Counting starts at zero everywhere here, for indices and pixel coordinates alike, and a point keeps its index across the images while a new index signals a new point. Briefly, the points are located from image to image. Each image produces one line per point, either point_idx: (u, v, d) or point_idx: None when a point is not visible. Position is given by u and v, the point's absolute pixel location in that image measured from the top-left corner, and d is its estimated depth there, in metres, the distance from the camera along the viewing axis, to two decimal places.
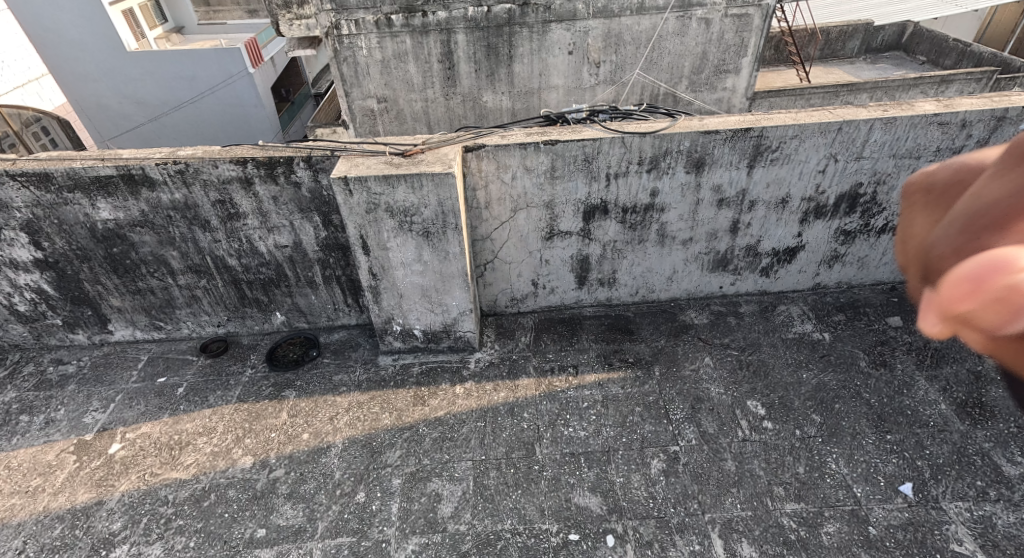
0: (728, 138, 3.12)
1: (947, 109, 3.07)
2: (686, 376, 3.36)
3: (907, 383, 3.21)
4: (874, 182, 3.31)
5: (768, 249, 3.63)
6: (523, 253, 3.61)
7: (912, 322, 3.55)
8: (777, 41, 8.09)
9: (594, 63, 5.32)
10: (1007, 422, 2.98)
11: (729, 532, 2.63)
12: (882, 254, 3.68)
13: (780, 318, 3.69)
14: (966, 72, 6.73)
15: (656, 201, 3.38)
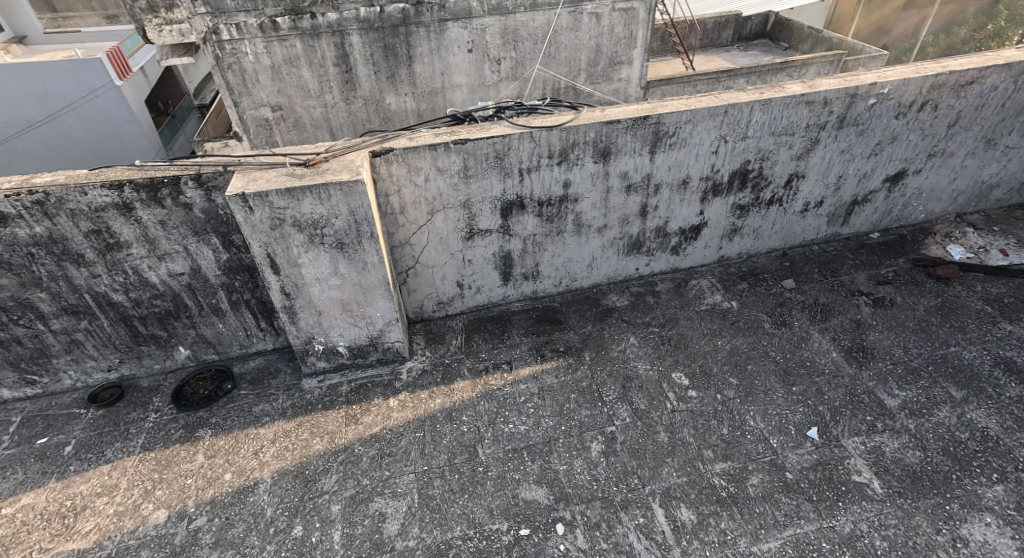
0: (629, 126, 3.24)
1: (812, 89, 3.39)
2: (614, 358, 3.46)
3: (805, 337, 3.49)
4: (761, 159, 3.59)
5: (676, 228, 3.83)
6: (444, 255, 3.54)
7: (804, 283, 3.89)
8: (662, 32, 8.54)
9: (495, 60, 5.33)
10: (885, 361, 3.30)
11: (668, 500, 2.71)
12: (773, 224, 4.01)
13: (693, 292, 3.91)
14: (822, 56, 7.51)
15: (570, 192, 3.44)
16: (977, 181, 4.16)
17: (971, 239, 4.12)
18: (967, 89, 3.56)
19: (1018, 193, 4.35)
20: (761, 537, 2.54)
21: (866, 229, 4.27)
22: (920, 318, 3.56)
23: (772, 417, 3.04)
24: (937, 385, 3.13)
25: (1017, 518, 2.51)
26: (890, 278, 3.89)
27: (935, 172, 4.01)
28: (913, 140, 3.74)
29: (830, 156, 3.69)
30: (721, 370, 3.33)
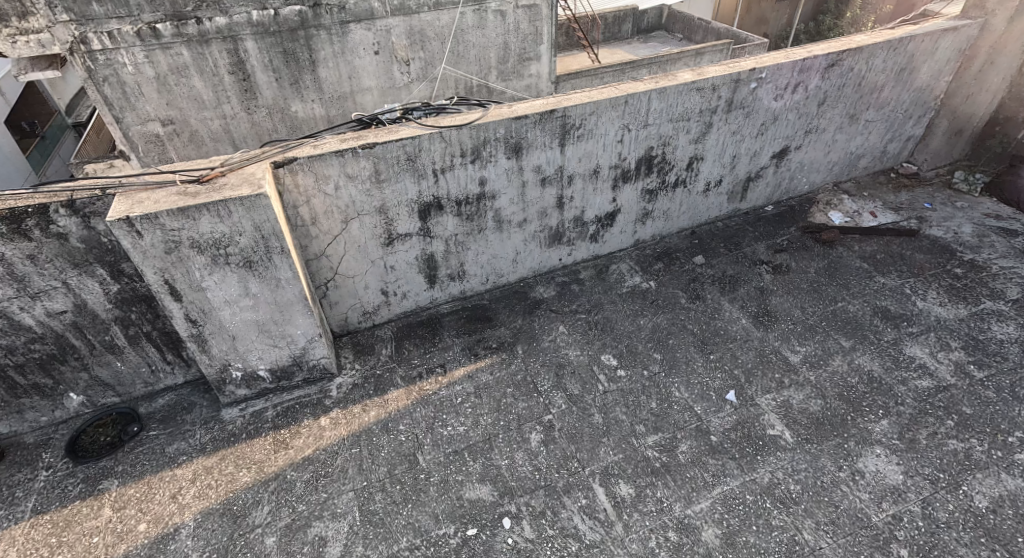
0: (537, 120, 3.29)
1: (701, 76, 3.61)
2: (546, 348, 3.53)
3: (717, 307, 3.73)
4: (663, 144, 3.78)
5: (592, 217, 3.95)
6: (364, 263, 3.44)
7: (713, 257, 4.15)
8: (566, 27, 8.75)
9: (403, 61, 5.24)
10: (788, 322, 3.59)
11: (607, 478, 2.81)
12: (680, 205, 4.25)
13: (614, 277, 4.06)
14: (713, 45, 8.01)
15: (486, 190, 3.45)
16: (848, 152, 4.63)
17: (847, 205, 4.57)
18: (833, 69, 3.94)
19: (881, 161, 4.88)
20: (694, 499, 2.69)
21: (761, 203, 4.63)
22: (813, 279, 3.90)
23: (694, 386, 3.22)
24: (831, 338, 3.46)
25: (901, 446, 2.83)
26: (785, 246, 4.23)
27: (814, 146, 4.41)
28: (793, 118, 4.09)
29: (724, 138, 3.95)
30: (646, 347, 3.49)
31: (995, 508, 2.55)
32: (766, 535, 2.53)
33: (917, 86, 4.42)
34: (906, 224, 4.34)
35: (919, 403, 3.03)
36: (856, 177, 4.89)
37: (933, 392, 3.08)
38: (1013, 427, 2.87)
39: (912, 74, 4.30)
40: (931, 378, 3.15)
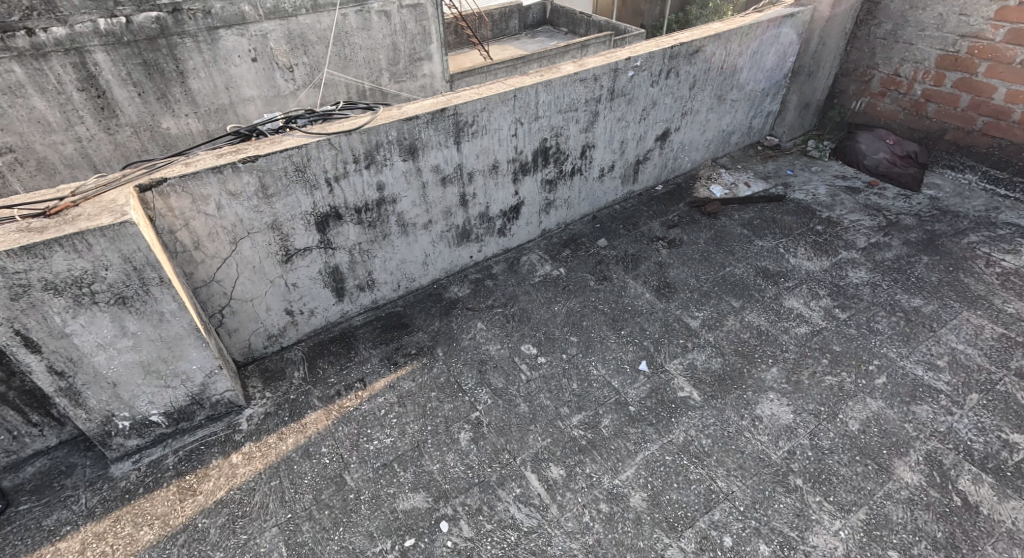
0: (429, 120, 3.27)
1: (582, 67, 3.76)
2: (466, 346, 3.54)
3: (623, 286, 3.94)
4: (555, 135, 3.91)
5: (497, 212, 4.00)
6: (262, 284, 3.25)
7: (614, 239, 4.36)
8: (453, 26, 8.72)
9: (285, 68, 4.99)
10: (687, 291, 3.87)
11: (538, 464, 2.88)
12: (579, 192, 4.41)
13: (525, 268, 4.15)
14: (596, 37, 8.33)
15: (385, 194, 3.38)
16: (721, 130, 5.04)
17: (725, 177, 4.99)
18: (698, 55, 4.27)
19: (749, 136, 5.38)
20: (620, 469, 2.84)
21: (651, 184, 4.93)
22: (703, 249, 4.23)
23: (610, 362, 3.39)
24: (723, 301, 3.77)
25: (788, 388, 3.16)
26: (677, 221, 4.54)
27: (692, 127, 4.76)
28: (669, 102, 4.39)
29: (610, 125, 4.16)
30: (562, 332, 3.60)
31: (865, 428, 2.92)
32: (686, 490, 2.72)
33: (770, 66, 4.91)
34: (775, 191, 4.81)
35: (799, 348, 3.40)
36: (730, 152, 5.35)
37: (809, 336, 3.47)
38: (872, 356, 3.30)
39: (764, 55, 4.76)
40: (808, 324, 3.55)
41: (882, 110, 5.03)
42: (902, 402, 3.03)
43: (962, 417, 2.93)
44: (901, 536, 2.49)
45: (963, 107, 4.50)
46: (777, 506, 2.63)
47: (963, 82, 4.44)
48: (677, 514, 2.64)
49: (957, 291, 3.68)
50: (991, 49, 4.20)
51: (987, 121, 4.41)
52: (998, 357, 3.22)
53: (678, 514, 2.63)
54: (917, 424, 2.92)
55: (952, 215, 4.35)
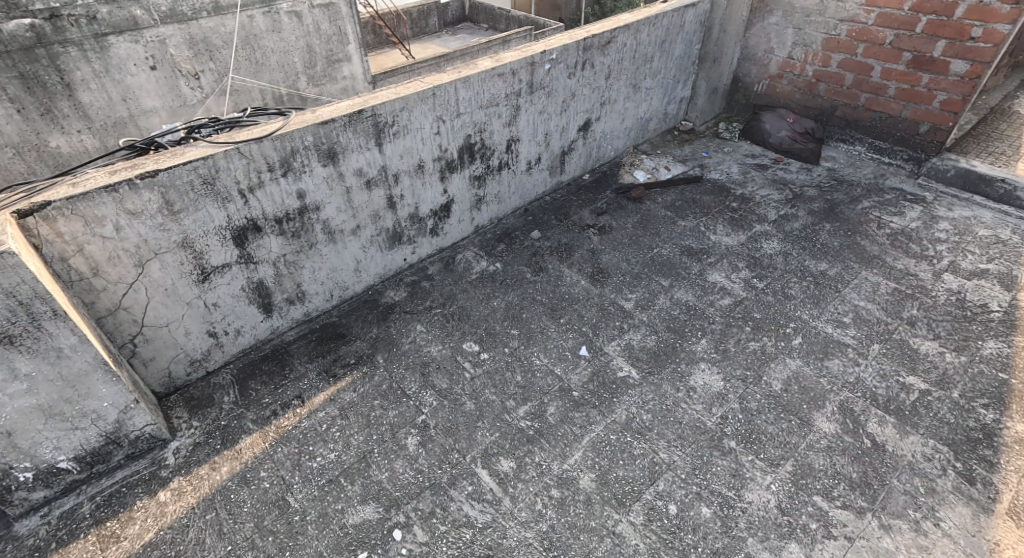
0: (347, 122, 3.18)
1: (499, 62, 3.77)
2: (407, 350, 3.48)
3: (559, 275, 4.00)
4: (479, 131, 3.90)
5: (427, 211, 3.95)
6: (178, 308, 3.05)
7: (546, 230, 4.42)
8: (371, 25, 8.51)
9: (191, 75, 5.03)
10: (619, 275, 3.99)
11: (488, 459, 2.89)
12: (508, 186, 4.43)
13: (461, 266, 4.13)
14: (517, 32, 8.39)
15: (307, 202, 3.26)
16: (639, 117, 5.22)
17: (646, 163, 5.17)
18: (611, 46, 4.39)
19: (665, 121, 5.60)
20: (568, 454, 2.89)
21: (578, 173, 5.03)
22: (631, 233, 4.37)
23: (551, 351, 3.44)
24: (653, 281, 3.92)
25: (717, 357, 3.35)
26: (605, 208, 4.67)
27: (611, 116, 4.89)
28: (587, 93, 4.49)
29: (532, 118, 4.20)
30: (502, 326, 3.62)
31: (786, 386, 3.14)
32: (631, 465, 2.82)
33: (679, 53, 5.13)
34: (693, 172, 5.04)
35: (725, 318, 3.60)
36: (650, 138, 5.55)
37: (733, 307, 3.68)
38: (788, 319, 3.55)
39: (672, 44, 4.97)
40: (731, 295, 3.76)
41: (781, 91, 5.39)
42: (817, 359, 3.28)
43: (867, 366, 3.21)
44: (823, 481, 2.69)
45: (848, 85, 4.91)
46: (715, 470, 2.78)
47: (846, 62, 4.83)
48: (625, 490, 2.72)
49: (857, 253, 4.01)
50: (866, 31, 4.60)
51: (869, 97, 4.83)
52: (894, 310, 3.55)
53: (625, 490, 2.72)
54: (830, 377, 3.17)
55: (848, 184, 4.73)
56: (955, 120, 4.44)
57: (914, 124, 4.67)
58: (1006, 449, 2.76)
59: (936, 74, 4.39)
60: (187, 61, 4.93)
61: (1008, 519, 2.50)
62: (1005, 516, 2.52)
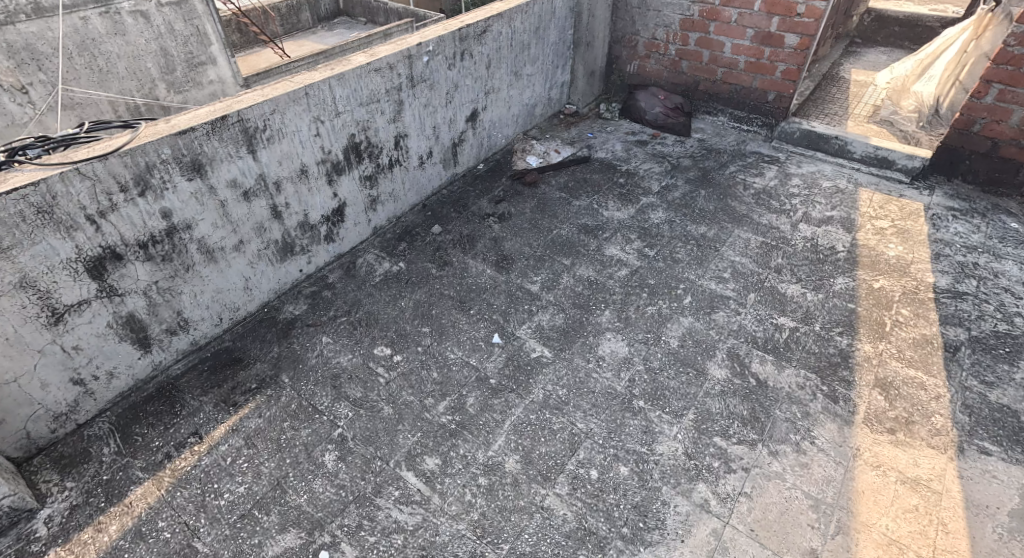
0: (210, 131, 2.95)
1: (373, 57, 3.67)
2: (314, 365, 3.33)
3: (464, 267, 4.01)
4: (362, 129, 3.78)
5: (318, 218, 3.78)
6: (28, 358, 2.69)
7: (446, 224, 4.40)
8: (236, 23, 7.89)
9: (18, 89, 4.93)
10: (522, 260, 4.08)
11: (412, 461, 2.86)
12: (402, 183, 4.35)
13: (363, 270, 4.00)
14: (399, 24, 8.17)
15: (175, 221, 3.00)
16: (524, 104, 5.33)
17: (537, 148, 5.30)
18: (487, 35, 4.42)
19: (550, 106, 5.76)
20: (491, 441, 2.94)
21: (472, 164, 5.05)
22: (529, 218, 4.47)
23: (465, 343, 3.46)
24: (555, 261, 4.06)
25: (620, 325, 3.54)
26: (502, 196, 4.73)
27: (496, 105, 4.94)
28: (470, 83, 4.50)
29: (417, 112, 4.14)
30: (413, 325, 3.58)
31: (682, 342, 3.41)
32: (552, 440, 2.93)
33: (555, 39, 5.28)
34: (581, 153, 5.25)
35: (623, 288, 3.81)
36: (538, 123, 5.69)
37: (630, 277, 3.90)
38: (678, 281, 3.83)
39: (546, 30, 5.10)
40: (627, 266, 3.98)
41: (650, 70, 5.74)
42: (706, 313, 3.58)
43: (746, 314, 3.57)
44: (720, 423, 2.97)
45: (706, 61, 5.33)
46: (628, 430, 2.96)
47: (702, 40, 5.24)
48: (549, 465, 2.83)
49: (729, 214, 4.40)
50: (715, 11, 5.02)
51: (724, 71, 5.28)
52: (764, 261, 3.95)
53: (549, 465, 2.83)
54: (718, 328, 3.48)
55: (716, 152, 5.16)
56: (795, 88, 4.98)
57: (763, 93, 5.19)
58: (859, 367, 3.19)
59: (775, 47, 4.90)
60: (8, 73, 4.82)
61: (866, 426, 2.91)
62: (864, 424, 2.92)
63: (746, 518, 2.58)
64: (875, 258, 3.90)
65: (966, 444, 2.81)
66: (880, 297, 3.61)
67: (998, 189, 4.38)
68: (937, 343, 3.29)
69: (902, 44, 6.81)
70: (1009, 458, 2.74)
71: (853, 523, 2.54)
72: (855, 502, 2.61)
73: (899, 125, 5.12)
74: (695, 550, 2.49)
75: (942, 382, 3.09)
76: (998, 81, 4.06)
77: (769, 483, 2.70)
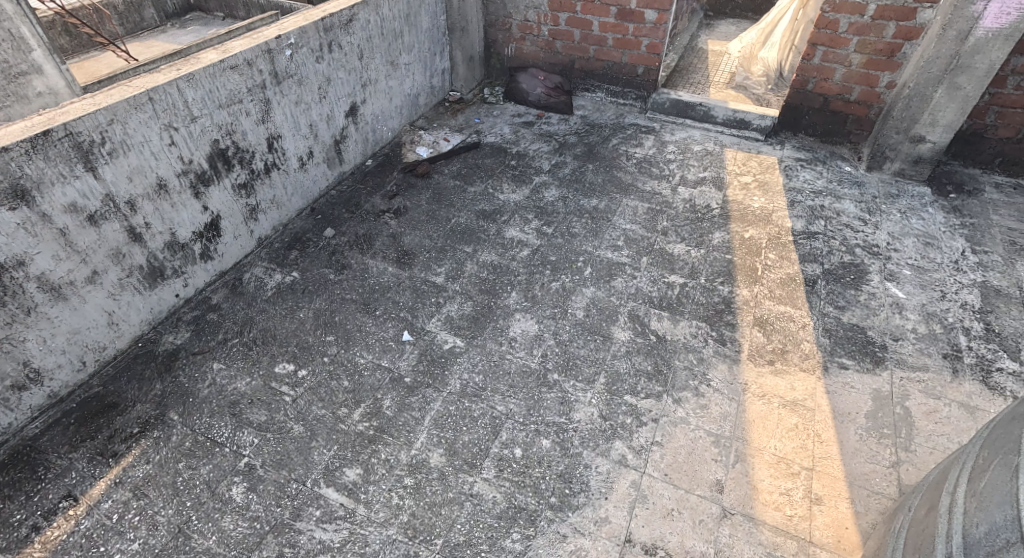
0: (30, 149, 2.58)
1: (226, 53, 3.39)
2: (207, 395, 3.07)
3: (364, 268, 3.87)
4: (226, 134, 3.49)
5: (188, 235, 3.46)
6: None
7: (339, 227, 4.20)
8: (62, 24, 6.91)
9: None
10: (424, 253, 4.00)
11: (331, 476, 2.75)
12: (283, 188, 4.09)
13: (251, 286, 3.74)
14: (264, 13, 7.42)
15: (4, 259, 2.61)
16: (406, 94, 5.19)
17: (425, 138, 5.20)
18: (354, 24, 4.22)
19: (434, 95, 5.67)
20: (413, 439, 2.89)
21: (359, 160, 4.86)
22: (425, 210, 4.40)
23: (374, 346, 3.35)
24: (457, 251, 4.03)
25: (528, 304, 3.61)
26: (395, 190, 4.61)
27: (376, 97, 4.77)
28: (343, 76, 4.29)
29: (288, 110, 3.89)
30: (315, 335, 3.41)
31: (587, 312, 3.54)
32: (474, 427, 2.94)
33: (428, 25, 5.17)
34: (471, 139, 5.22)
35: (527, 268, 3.87)
36: (423, 113, 5.58)
37: (531, 256, 3.97)
38: (578, 255, 3.96)
39: (418, 16, 4.98)
40: (528, 246, 4.05)
41: (527, 52, 5.83)
42: (606, 282, 3.75)
43: (642, 277, 3.78)
44: (628, 381, 3.14)
45: (578, 39, 5.50)
46: (546, 404, 3.04)
47: (571, 20, 5.40)
48: (473, 452, 2.84)
49: (617, 185, 4.62)
50: None
51: (596, 48, 5.49)
52: (652, 225, 4.19)
53: (473, 452, 2.84)
54: (617, 294, 3.65)
55: (598, 127, 5.36)
56: (660, 61, 5.29)
57: (632, 68, 5.45)
58: (740, 310, 3.51)
59: (637, 23, 5.16)
60: None
61: (750, 361, 3.21)
62: (749, 360, 3.22)
63: (659, 465, 2.76)
64: (744, 211, 4.29)
65: (829, 363, 3.19)
66: (751, 245, 3.97)
67: (833, 138, 4.94)
68: (799, 279, 3.69)
69: (746, 15, 7.46)
70: (862, 369, 3.15)
71: (748, 450, 2.80)
72: (748, 431, 2.88)
73: (752, 89, 5.63)
74: (618, 504, 2.62)
75: (805, 313, 3.48)
76: (821, 44, 4.56)
77: (676, 429, 2.90)
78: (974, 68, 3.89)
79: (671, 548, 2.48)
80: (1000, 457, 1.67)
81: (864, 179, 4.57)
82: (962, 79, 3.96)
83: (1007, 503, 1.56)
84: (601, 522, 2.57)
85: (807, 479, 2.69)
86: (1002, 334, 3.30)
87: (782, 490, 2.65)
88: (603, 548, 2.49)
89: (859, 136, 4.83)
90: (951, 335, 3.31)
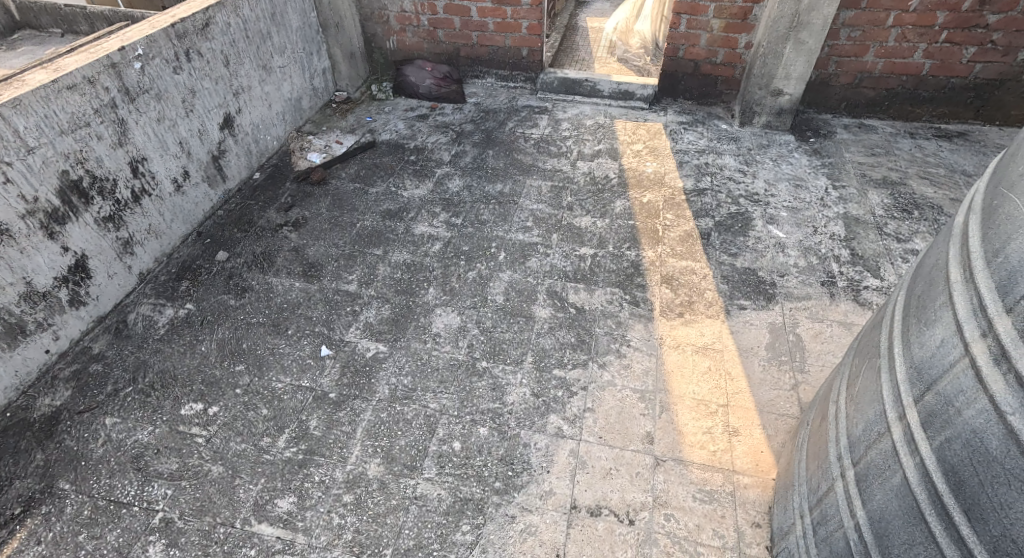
0: None
1: (58, 73, 3.02)
2: (103, 454, 2.78)
3: (268, 288, 3.65)
4: (75, 163, 3.13)
5: (50, 282, 3.08)
6: None
7: (232, 248, 3.92)
8: None
9: None
10: (331, 262, 3.83)
11: (262, 511, 2.59)
12: (160, 216, 3.75)
13: (139, 326, 3.41)
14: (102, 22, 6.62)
15: None
16: (286, 99, 4.90)
17: (316, 143, 4.96)
18: (212, 28, 3.90)
19: (318, 96, 5.40)
20: (347, 455, 2.79)
21: (245, 174, 4.54)
22: (326, 218, 4.20)
23: (290, 367, 3.18)
24: (366, 254, 3.90)
25: (446, 298, 3.57)
26: (290, 202, 4.36)
27: (253, 106, 4.47)
28: (210, 86, 3.97)
29: (149, 129, 3.55)
30: (222, 367, 3.18)
31: (506, 296, 3.56)
32: (409, 429, 2.88)
33: (298, 24, 4.89)
34: (364, 139, 5.04)
35: (441, 263, 3.82)
36: (308, 117, 5.31)
37: (444, 249, 3.92)
38: (490, 241, 3.96)
39: (285, 15, 4.70)
40: (438, 240, 3.99)
41: (410, 43, 5.69)
42: (520, 264, 3.78)
43: (554, 253, 3.85)
44: (555, 355, 3.20)
45: (458, 27, 5.44)
46: (478, 393, 3.03)
47: (448, 8, 5.31)
48: (412, 454, 2.78)
49: (518, 167, 4.66)
50: None
51: (478, 34, 5.45)
52: (557, 202, 4.28)
53: (411, 454, 2.78)
54: (533, 274, 3.70)
55: (493, 113, 5.36)
56: (542, 41, 5.35)
57: (517, 51, 5.48)
58: (648, 271, 3.68)
59: (514, 6, 5.17)
60: None
61: (663, 316, 3.39)
62: (661, 315, 3.40)
63: (594, 429, 2.85)
64: (639, 176, 4.48)
65: (731, 306, 3.43)
66: (649, 208, 4.17)
67: (708, 100, 5.29)
68: (695, 234, 3.93)
69: None
70: (759, 307, 3.42)
71: (671, 399, 2.97)
72: (668, 381, 3.05)
73: (632, 62, 5.89)
74: (561, 475, 2.68)
75: (704, 264, 3.71)
76: (683, 12, 4.81)
77: (605, 393, 3.01)
78: (812, 24, 4.28)
79: (614, 505, 2.58)
80: (868, 361, 1.87)
81: (738, 133, 4.93)
82: (805, 34, 4.35)
83: (876, 400, 1.74)
84: (546, 495, 2.62)
85: (724, 415, 2.89)
86: (865, 256, 3.70)
87: (704, 430, 2.83)
88: (551, 520, 2.54)
89: (730, 95, 5.20)
90: (826, 264, 3.66)
